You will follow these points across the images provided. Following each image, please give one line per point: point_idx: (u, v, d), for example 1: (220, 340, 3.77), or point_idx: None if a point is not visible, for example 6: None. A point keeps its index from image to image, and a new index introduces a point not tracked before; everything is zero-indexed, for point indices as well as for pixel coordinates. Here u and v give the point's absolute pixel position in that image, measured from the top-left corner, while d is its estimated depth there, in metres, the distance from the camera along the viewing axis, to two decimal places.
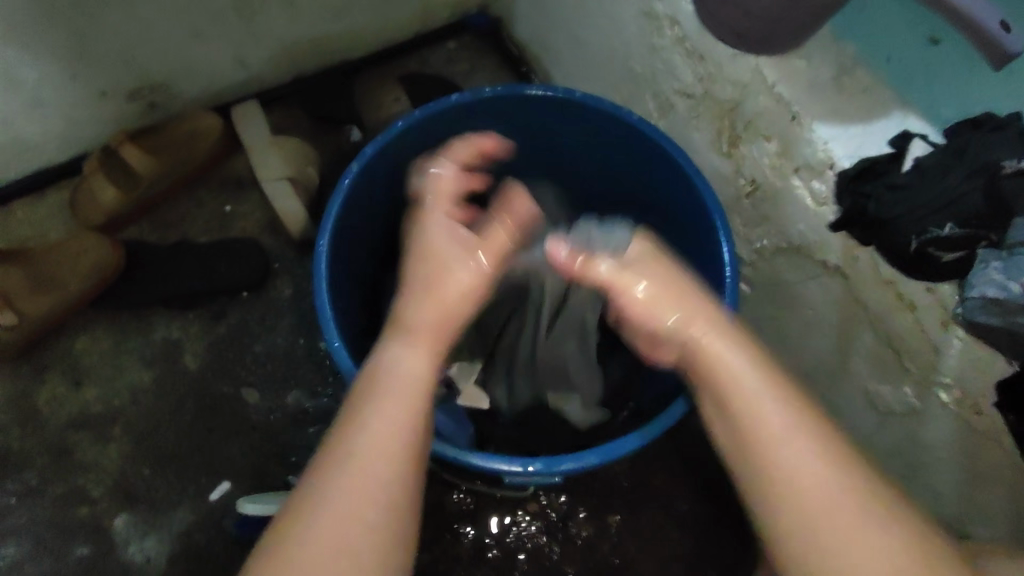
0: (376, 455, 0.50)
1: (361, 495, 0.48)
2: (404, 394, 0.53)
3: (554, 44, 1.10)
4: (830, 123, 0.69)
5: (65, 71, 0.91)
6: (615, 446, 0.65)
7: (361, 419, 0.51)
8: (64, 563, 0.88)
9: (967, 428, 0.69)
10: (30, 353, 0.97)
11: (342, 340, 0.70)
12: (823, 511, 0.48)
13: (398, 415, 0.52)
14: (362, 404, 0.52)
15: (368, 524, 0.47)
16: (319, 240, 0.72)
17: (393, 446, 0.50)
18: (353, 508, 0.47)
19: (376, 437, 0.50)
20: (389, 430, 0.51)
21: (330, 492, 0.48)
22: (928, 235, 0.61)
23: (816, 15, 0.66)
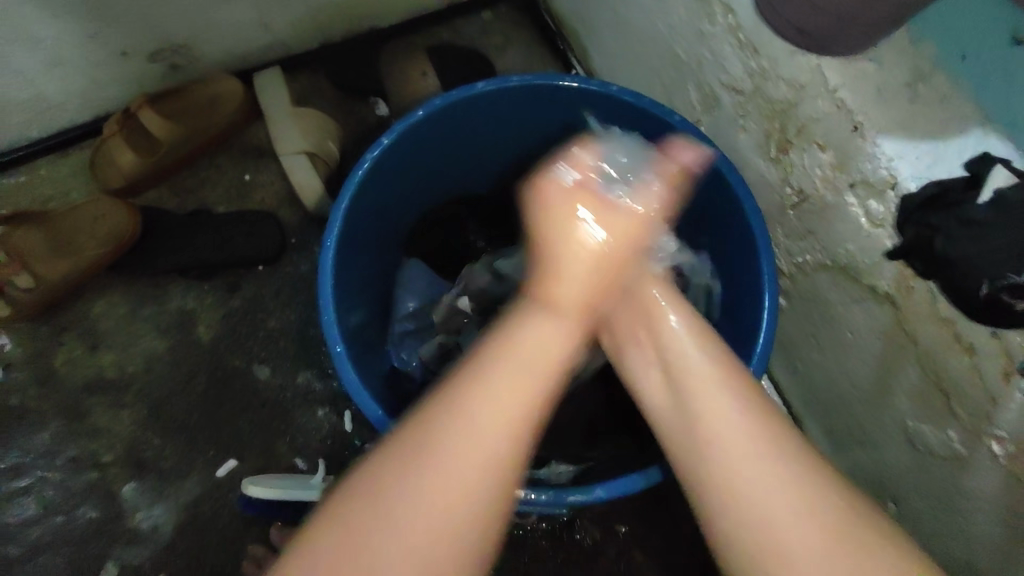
0: (499, 420, 0.49)
1: (475, 444, 0.48)
2: (535, 364, 0.53)
3: (596, 21, 1.03)
4: (898, 138, 0.62)
5: (84, 30, 0.87)
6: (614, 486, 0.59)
7: (468, 402, 0.50)
8: (74, 526, 0.90)
9: (1016, 486, 0.62)
10: (49, 314, 0.96)
11: (345, 345, 0.66)
12: (729, 472, 0.49)
13: (524, 389, 0.51)
14: (479, 371, 0.52)
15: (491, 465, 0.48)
16: (326, 238, 0.68)
17: (515, 413, 0.50)
18: (482, 442, 0.48)
19: (503, 397, 0.50)
20: (518, 402, 0.50)
21: (467, 419, 0.49)
22: (1005, 282, 0.52)
23: (895, 14, 0.57)
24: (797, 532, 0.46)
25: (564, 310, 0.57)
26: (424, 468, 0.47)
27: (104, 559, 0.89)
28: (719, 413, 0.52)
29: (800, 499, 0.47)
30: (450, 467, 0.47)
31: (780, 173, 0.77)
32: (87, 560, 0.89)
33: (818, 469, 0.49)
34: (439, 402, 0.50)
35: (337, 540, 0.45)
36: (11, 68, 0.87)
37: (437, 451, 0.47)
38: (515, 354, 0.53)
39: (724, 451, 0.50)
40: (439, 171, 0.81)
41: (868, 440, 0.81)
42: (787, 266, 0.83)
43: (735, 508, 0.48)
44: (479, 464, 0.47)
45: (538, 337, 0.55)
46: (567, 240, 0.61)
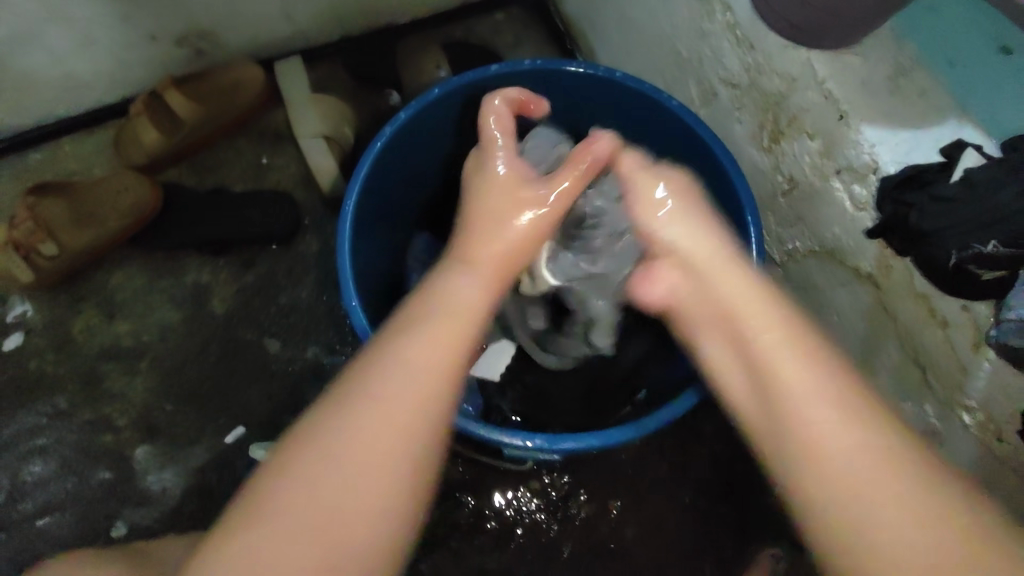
0: (421, 373, 0.50)
1: (405, 412, 0.49)
2: (455, 318, 0.55)
3: (603, 22, 1.08)
4: (879, 126, 0.66)
5: (116, 12, 0.92)
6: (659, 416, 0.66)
7: (390, 360, 0.51)
8: (86, 486, 0.93)
9: (988, 453, 0.66)
10: (68, 283, 1.00)
11: (360, 300, 0.71)
12: (827, 458, 0.47)
13: (436, 346, 0.52)
14: (409, 330, 0.53)
15: (400, 422, 0.48)
16: (345, 200, 0.72)
17: (428, 372, 0.51)
18: (393, 406, 0.49)
19: (415, 360, 0.51)
20: (436, 359, 0.52)
21: (378, 389, 0.49)
22: (970, 251, 0.56)
23: (876, 10, 0.62)
24: (901, 515, 0.44)
25: (479, 275, 0.58)
26: (341, 429, 0.48)
27: (114, 518, 0.92)
28: (821, 409, 0.49)
29: (905, 479, 0.45)
30: (388, 420, 0.48)
31: (772, 163, 0.81)
32: (97, 518, 0.92)
33: (915, 453, 0.47)
34: (366, 364, 0.51)
35: (285, 483, 0.46)
36: (45, 45, 0.92)
37: (357, 412, 0.48)
38: (443, 310, 0.55)
39: (834, 445, 0.47)
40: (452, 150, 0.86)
41: None
42: (779, 253, 0.88)
43: (842, 503, 0.46)
44: (416, 413, 0.49)
45: (459, 297, 0.56)
46: (494, 219, 0.62)
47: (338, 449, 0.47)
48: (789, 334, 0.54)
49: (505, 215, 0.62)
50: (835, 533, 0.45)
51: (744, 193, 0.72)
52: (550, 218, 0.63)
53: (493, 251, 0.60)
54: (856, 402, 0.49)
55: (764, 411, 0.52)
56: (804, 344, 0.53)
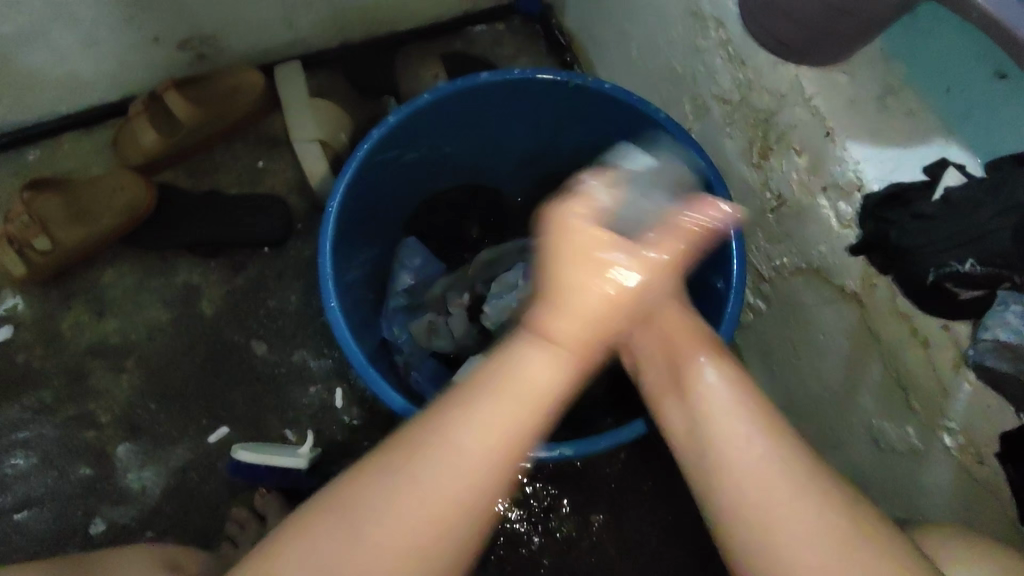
0: (488, 443, 0.43)
1: (464, 473, 0.42)
2: (539, 375, 0.45)
3: (600, 36, 1.09)
4: (865, 143, 0.66)
5: (120, 14, 0.93)
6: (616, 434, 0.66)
7: (468, 415, 0.43)
8: (67, 481, 0.93)
9: (968, 476, 0.65)
10: (60, 278, 1.01)
11: (338, 302, 0.71)
12: (761, 493, 0.43)
13: (505, 414, 0.43)
14: (483, 388, 0.45)
15: (458, 500, 0.41)
16: (329, 202, 0.73)
17: (496, 447, 0.43)
18: (457, 460, 0.42)
19: (488, 429, 0.43)
20: (508, 423, 0.43)
21: (433, 448, 0.42)
22: (947, 269, 0.56)
23: (863, 30, 0.62)
24: (776, 509, 0.42)
25: (557, 341, 0.47)
26: (405, 484, 0.41)
27: (92, 515, 0.92)
28: (711, 389, 0.48)
29: (810, 498, 0.42)
30: (417, 493, 0.41)
31: (760, 179, 0.81)
32: (76, 515, 0.92)
33: (785, 441, 0.45)
34: (427, 415, 0.44)
35: (298, 544, 0.41)
36: (49, 44, 0.93)
37: (412, 478, 0.42)
38: (515, 378, 0.44)
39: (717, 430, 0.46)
40: (441, 155, 0.87)
41: (836, 441, 0.84)
42: (766, 269, 0.87)
43: (714, 474, 0.45)
44: (481, 479, 0.42)
45: (540, 374, 0.45)
46: (563, 232, 0.52)
47: (399, 496, 0.41)
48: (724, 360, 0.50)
49: (567, 233, 0.51)
50: (726, 514, 0.44)
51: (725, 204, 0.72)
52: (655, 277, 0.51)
53: (572, 327, 0.47)
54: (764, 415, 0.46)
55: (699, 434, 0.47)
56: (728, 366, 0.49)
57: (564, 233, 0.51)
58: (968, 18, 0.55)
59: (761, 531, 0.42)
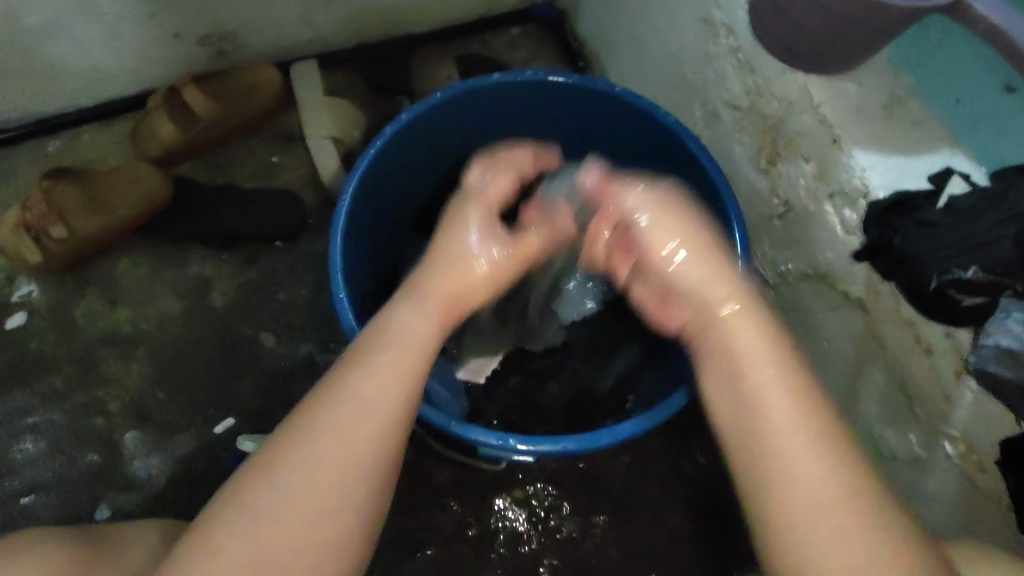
0: (342, 448, 0.55)
1: (325, 475, 0.54)
2: (407, 352, 0.60)
3: (612, 42, 1.10)
4: (872, 150, 0.67)
5: (143, 9, 0.95)
6: (655, 414, 0.69)
7: (334, 405, 0.56)
8: (75, 466, 0.94)
9: (968, 484, 0.65)
10: (74, 267, 1.03)
11: (346, 293, 0.73)
12: (813, 501, 0.51)
13: (381, 397, 0.57)
14: (346, 369, 0.59)
15: (323, 493, 0.54)
16: (342, 196, 0.75)
17: (370, 430, 0.56)
18: (326, 458, 0.54)
19: (354, 414, 0.56)
20: (379, 397, 0.57)
21: (307, 448, 0.55)
22: (951, 276, 0.57)
23: (870, 41, 0.64)
24: (840, 528, 0.50)
25: (405, 331, 0.62)
26: (270, 489, 0.53)
27: (99, 500, 0.93)
28: (785, 430, 0.53)
29: (873, 530, 0.50)
30: (314, 476, 0.54)
31: (769, 185, 0.81)
32: (83, 500, 0.93)
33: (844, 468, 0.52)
34: (320, 396, 0.57)
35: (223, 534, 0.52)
36: (73, 37, 0.96)
37: (276, 493, 0.53)
38: (387, 344, 0.60)
39: (790, 447, 0.53)
40: (452, 154, 0.88)
41: None
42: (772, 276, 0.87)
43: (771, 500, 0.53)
44: (354, 457, 0.55)
45: (404, 327, 0.62)
46: (456, 258, 0.68)
47: (260, 511, 0.53)
48: (799, 394, 0.55)
49: (460, 253, 0.69)
50: (779, 537, 0.52)
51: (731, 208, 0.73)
52: (500, 264, 0.70)
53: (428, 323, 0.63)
54: (841, 456, 0.53)
55: (755, 450, 0.55)
56: (800, 402, 0.54)
57: (449, 264, 0.68)
58: (975, 29, 0.56)
59: (785, 533, 0.52)
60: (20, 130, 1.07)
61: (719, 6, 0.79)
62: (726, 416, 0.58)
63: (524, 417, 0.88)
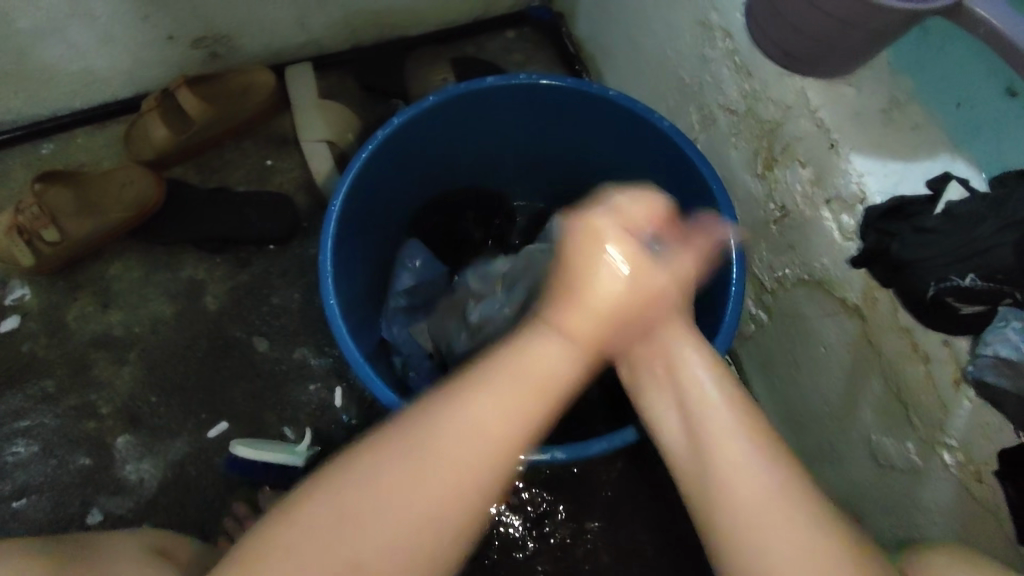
0: (482, 454, 0.46)
1: (457, 483, 0.45)
2: (542, 391, 0.48)
3: (609, 45, 1.09)
4: (869, 156, 0.65)
5: (137, 11, 0.95)
6: (586, 446, 0.66)
7: (458, 416, 0.47)
8: (65, 471, 0.94)
9: (966, 494, 0.64)
10: (67, 270, 1.02)
11: (337, 299, 0.72)
12: (728, 503, 0.46)
13: (522, 408, 0.47)
14: (478, 383, 0.48)
15: (467, 494, 0.46)
16: (333, 200, 0.74)
17: (503, 439, 0.46)
18: (448, 464, 0.45)
19: (498, 427, 0.47)
20: (490, 412, 0.47)
21: (427, 457, 0.46)
22: (948, 284, 0.56)
23: (870, 42, 0.62)
24: (770, 523, 0.45)
25: (574, 337, 0.50)
26: (402, 489, 0.45)
27: (89, 506, 0.92)
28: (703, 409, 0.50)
29: (811, 522, 0.45)
30: (415, 500, 0.45)
31: (765, 190, 0.80)
32: (73, 505, 0.92)
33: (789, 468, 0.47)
34: (441, 402, 0.48)
35: (320, 505, 0.45)
36: (66, 38, 0.95)
37: (377, 494, 0.45)
38: (529, 370, 0.48)
39: (711, 425, 0.49)
40: (446, 157, 0.87)
41: (837, 456, 0.83)
42: (769, 281, 0.86)
43: (707, 478, 0.48)
44: (473, 486, 0.46)
45: (552, 366, 0.49)
46: (598, 260, 0.51)
47: (389, 512, 0.45)
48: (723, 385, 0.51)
49: (596, 252, 0.51)
50: (729, 535, 0.46)
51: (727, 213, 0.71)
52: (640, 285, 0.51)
53: (589, 322, 0.50)
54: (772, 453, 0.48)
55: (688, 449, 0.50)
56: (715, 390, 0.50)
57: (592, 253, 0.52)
58: (974, 32, 0.55)
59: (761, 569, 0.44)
60: (14, 132, 1.07)
61: (716, 9, 0.78)
62: (709, 426, 0.49)
63: None
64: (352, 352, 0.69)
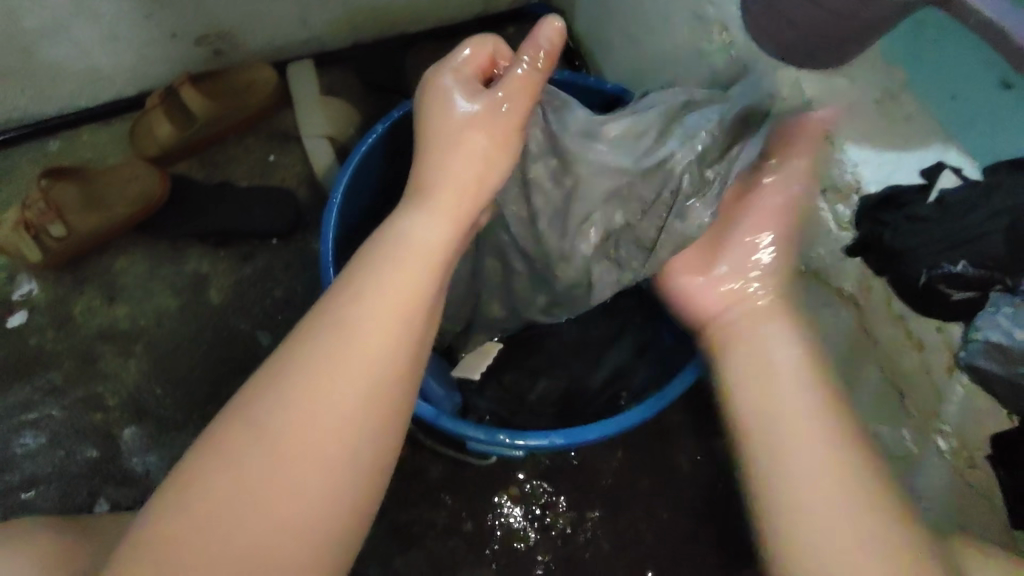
0: (369, 342, 0.50)
1: (330, 363, 0.49)
2: (419, 255, 0.55)
3: (608, 40, 1.10)
4: (864, 146, 0.67)
5: (140, 9, 0.96)
6: (649, 407, 0.69)
7: (350, 323, 0.50)
8: (72, 462, 0.95)
9: (960, 479, 0.65)
10: (74, 265, 1.03)
11: (339, 289, 0.73)
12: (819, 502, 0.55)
13: (391, 285, 0.52)
14: (373, 263, 0.54)
15: (368, 361, 0.49)
16: (334, 192, 0.75)
17: (389, 309, 0.52)
18: (341, 345, 0.49)
19: (380, 291, 0.52)
20: (381, 305, 0.52)
21: (313, 351, 0.49)
22: (940, 270, 0.57)
23: (864, 33, 0.63)
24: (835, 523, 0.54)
25: (428, 206, 0.59)
26: (303, 376, 0.48)
27: (96, 496, 0.93)
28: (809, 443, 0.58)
29: (866, 510, 0.55)
30: (347, 363, 0.49)
31: None
32: (80, 495, 0.94)
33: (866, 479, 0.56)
34: (342, 295, 0.52)
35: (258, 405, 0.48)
36: (71, 37, 0.96)
37: (282, 394, 0.48)
38: (387, 247, 0.55)
39: (796, 435, 0.58)
40: None
41: None
42: None
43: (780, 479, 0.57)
44: (358, 384, 0.49)
45: (419, 238, 0.57)
46: (451, 141, 0.61)
47: (301, 406, 0.47)
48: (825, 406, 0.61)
49: (441, 104, 0.62)
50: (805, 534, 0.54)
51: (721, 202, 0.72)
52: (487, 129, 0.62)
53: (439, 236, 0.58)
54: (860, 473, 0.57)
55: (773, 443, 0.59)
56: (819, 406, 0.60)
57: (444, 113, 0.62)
58: (966, 23, 0.55)
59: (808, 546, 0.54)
60: (20, 129, 1.08)
61: (712, 2, 0.79)
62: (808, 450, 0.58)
63: (516, 411, 0.91)
64: None
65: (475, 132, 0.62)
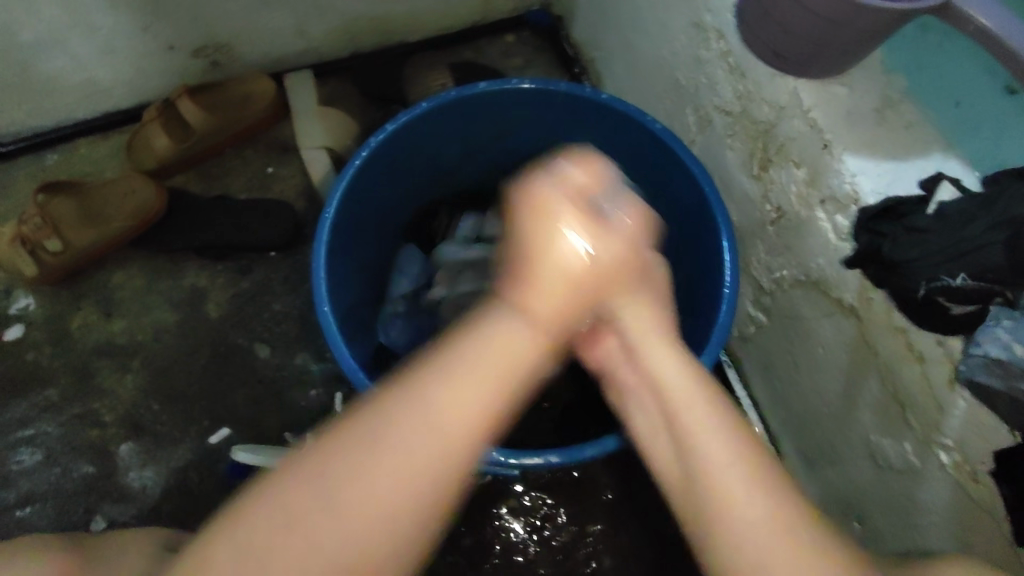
0: (401, 477, 0.42)
1: (357, 491, 0.41)
2: (493, 365, 0.45)
3: (607, 48, 1.09)
4: (861, 156, 0.65)
5: (136, 22, 0.96)
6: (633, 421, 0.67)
7: (366, 439, 0.42)
8: (69, 478, 0.95)
9: (964, 494, 0.64)
10: (70, 280, 1.03)
11: (331, 305, 0.72)
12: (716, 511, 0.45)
13: (472, 404, 0.43)
14: (418, 381, 0.44)
15: (399, 491, 0.42)
16: (327, 207, 0.74)
17: (461, 437, 0.43)
18: (376, 473, 0.41)
19: (435, 421, 0.42)
20: (422, 438, 0.42)
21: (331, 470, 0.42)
22: (939, 284, 0.56)
23: (861, 41, 0.62)
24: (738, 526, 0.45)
25: (531, 318, 0.47)
26: (311, 501, 0.41)
27: (93, 513, 0.93)
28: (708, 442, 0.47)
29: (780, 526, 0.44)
30: (388, 457, 0.42)
31: (761, 190, 0.79)
32: (77, 512, 0.93)
33: (792, 502, 0.46)
34: (393, 393, 0.44)
35: (269, 499, 0.42)
36: (68, 51, 0.96)
37: (280, 524, 0.41)
38: (468, 355, 0.45)
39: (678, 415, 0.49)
40: (442, 159, 0.88)
41: (837, 457, 0.83)
42: (767, 282, 0.85)
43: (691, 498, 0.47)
44: (391, 520, 0.41)
45: (501, 342, 0.46)
46: (545, 263, 0.49)
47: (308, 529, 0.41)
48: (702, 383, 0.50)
49: (547, 245, 0.49)
50: (718, 526, 0.45)
51: (719, 215, 0.71)
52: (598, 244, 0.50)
53: (550, 300, 0.48)
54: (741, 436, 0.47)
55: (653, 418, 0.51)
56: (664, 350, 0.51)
57: (537, 221, 0.50)
58: (963, 31, 0.55)
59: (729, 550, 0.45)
60: (18, 144, 1.09)
61: (709, 10, 0.78)
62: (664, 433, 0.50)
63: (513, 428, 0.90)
64: (343, 355, 0.70)
65: (584, 252, 0.49)
